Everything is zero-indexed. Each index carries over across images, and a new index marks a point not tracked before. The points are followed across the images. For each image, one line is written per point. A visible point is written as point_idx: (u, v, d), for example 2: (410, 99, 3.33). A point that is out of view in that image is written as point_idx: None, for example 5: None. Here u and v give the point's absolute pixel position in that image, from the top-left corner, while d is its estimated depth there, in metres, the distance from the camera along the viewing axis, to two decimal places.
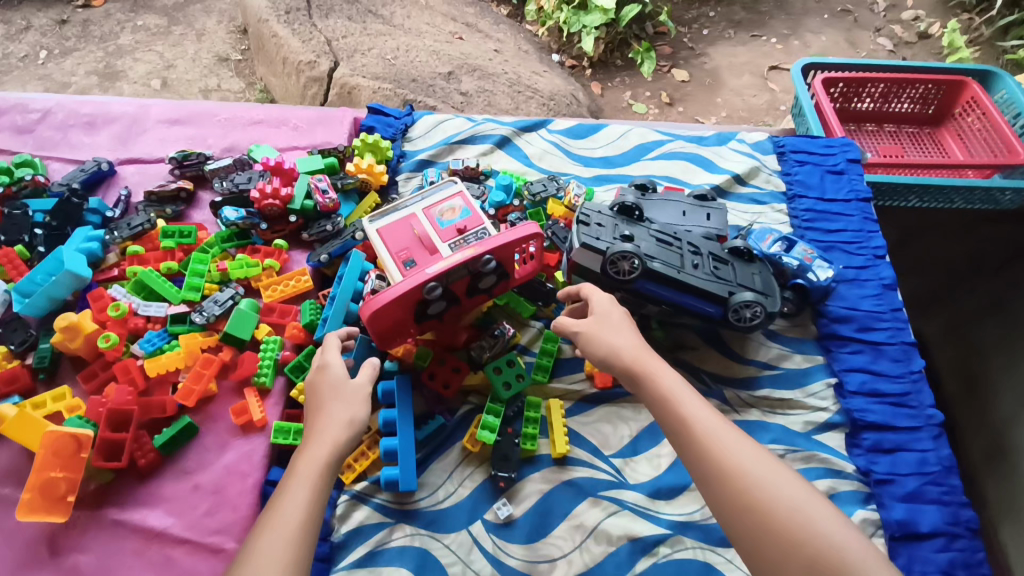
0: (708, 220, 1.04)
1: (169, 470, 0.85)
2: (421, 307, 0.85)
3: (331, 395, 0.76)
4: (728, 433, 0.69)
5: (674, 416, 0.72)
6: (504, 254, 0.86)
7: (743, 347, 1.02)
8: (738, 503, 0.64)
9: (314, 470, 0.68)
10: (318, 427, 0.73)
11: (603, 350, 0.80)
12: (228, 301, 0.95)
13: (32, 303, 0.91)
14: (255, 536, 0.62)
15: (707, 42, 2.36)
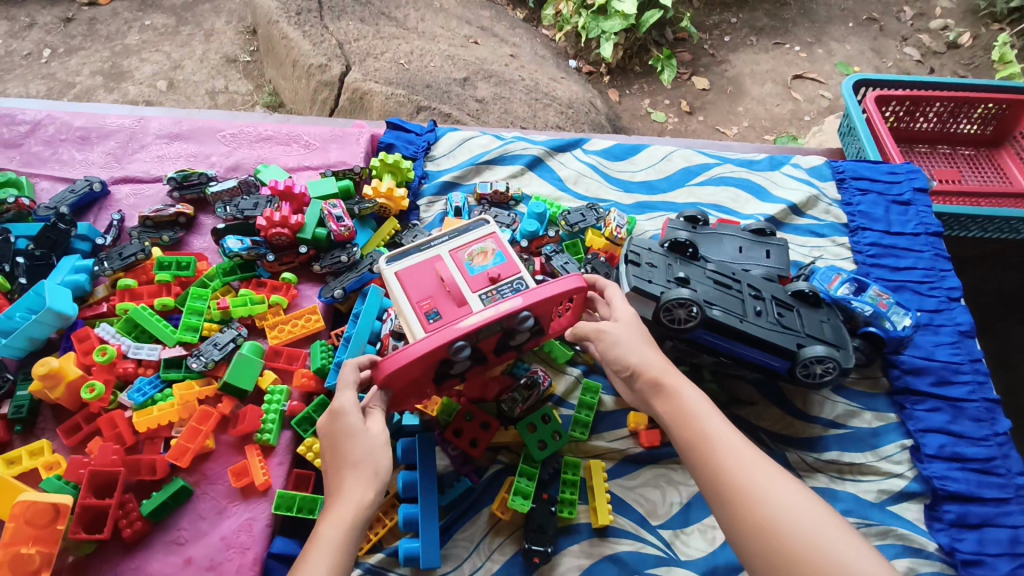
0: (768, 257, 0.91)
1: (158, 540, 0.73)
2: (444, 369, 0.70)
3: (348, 440, 0.62)
4: (755, 458, 0.57)
5: (693, 435, 0.60)
6: (545, 310, 0.72)
7: (805, 402, 0.87)
8: (763, 544, 0.52)
9: (339, 540, 0.56)
10: (338, 485, 0.60)
11: (620, 355, 0.67)
12: (229, 344, 0.83)
13: (9, 343, 0.80)
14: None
15: (730, 49, 2.24)
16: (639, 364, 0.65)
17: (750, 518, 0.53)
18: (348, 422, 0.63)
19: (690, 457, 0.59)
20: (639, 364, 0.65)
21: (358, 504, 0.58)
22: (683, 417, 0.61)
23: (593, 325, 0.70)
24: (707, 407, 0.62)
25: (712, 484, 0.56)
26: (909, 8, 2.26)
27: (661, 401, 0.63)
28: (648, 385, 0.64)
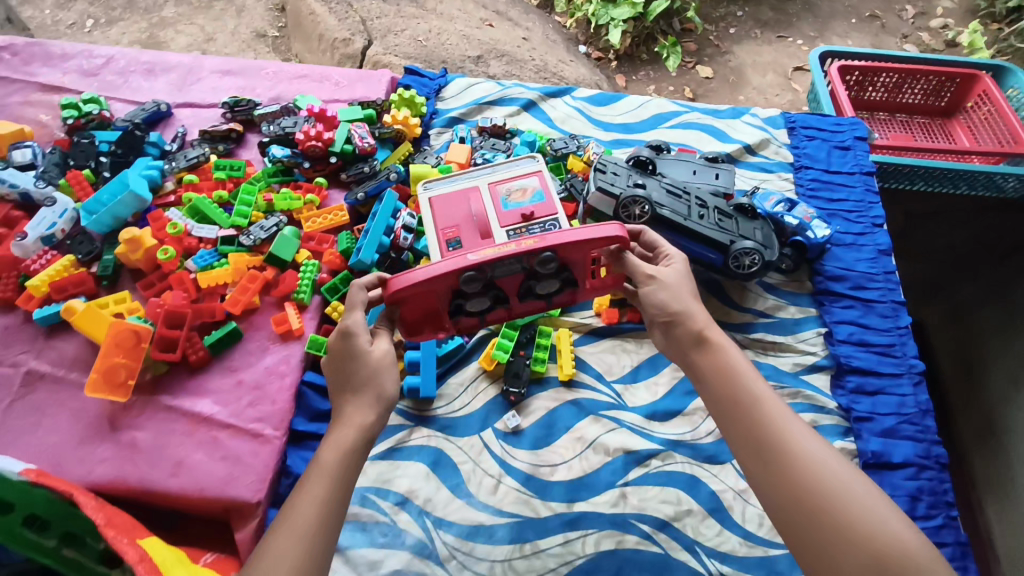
0: (716, 179, 1.09)
1: (216, 367, 0.93)
2: (460, 299, 0.80)
3: (354, 363, 0.71)
4: (796, 418, 0.66)
5: (739, 390, 0.68)
6: (570, 257, 0.80)
7: (741, 296, 1.06)
8: (802, 491, 0.60)
9: (338, 462, 0.65)
10: (347, 410, 0.70)
11: (665, 303, 0.76)
12: (273, 227, 1.03)
13: (99, 219, 1.00)
14: (274, 538, 0.60)
15: (734, 40, 2.39)
16: (684, 320, 0.74)
17: (796, 469, 0.61)
18: (360, 347, 0.72)
19: (735, 410, 0.67)
20: (688, 318, 0.74)
21: (359, 427, 0.68)
22: (729, 374, 0.69)
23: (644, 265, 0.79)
24: (752, 368, 0.70)
25: (754, 434, 0.65)
26: (911, 7, 2.39)
27: (706, 357, 0.71)
28: (691, 339, 0.73)
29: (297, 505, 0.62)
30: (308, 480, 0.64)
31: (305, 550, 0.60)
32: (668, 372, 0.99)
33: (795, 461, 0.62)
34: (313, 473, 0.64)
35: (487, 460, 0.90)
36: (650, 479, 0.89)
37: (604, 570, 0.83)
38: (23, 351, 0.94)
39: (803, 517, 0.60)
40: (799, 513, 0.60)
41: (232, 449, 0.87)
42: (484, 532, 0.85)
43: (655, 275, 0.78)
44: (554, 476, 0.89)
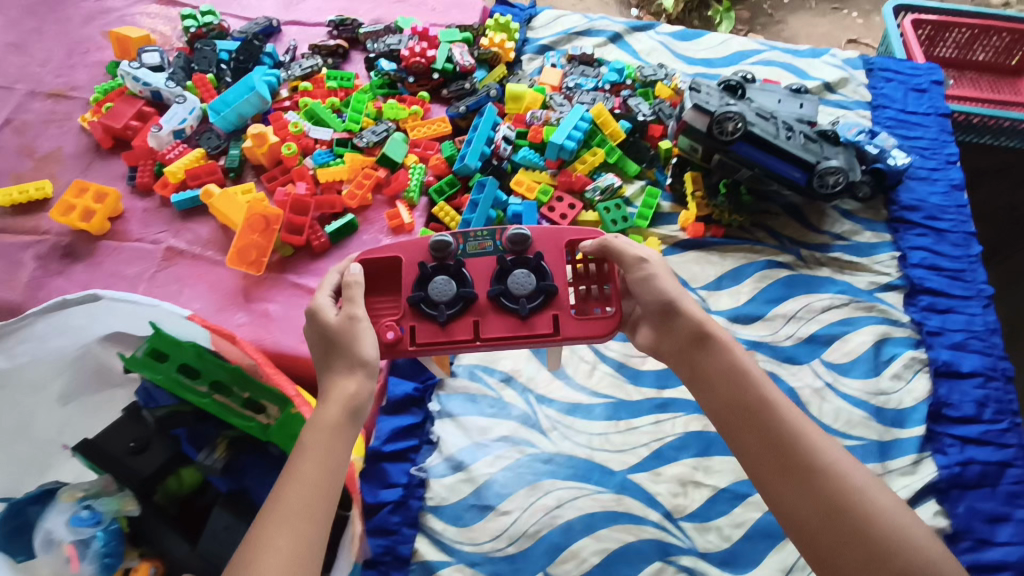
0: (801, 108, 1.12)
1: (335, 254, 1.02)
2: (426, 281, 0.79)
3: (337, 344, 0.70)
4: (802, 416, 0.67)
5: (748, 392, 0.68)
6: (545, 254, 0.80)
7: (819, 219, 1.12)
8: (819, 496, 0.62)
9: (327, 448, 0.64)
10: (332, 387, 0.68)
11: (664, 293, 0.73)
12: (384, 132, 1.10)
13: (226, 116, 1.09)
14: (266, 526, 0.59)
15: (788, 10, 2.06)
16: (686, 314, 0.72)
17: (818, 481, 0.62)
18: (332, 323, 0.71)
19: (745, 412, 0.67)
20: (688, 312, 0.72)
21: (345, 408, 0.67)
22: (738, 374, 0.68)
23: (637, 249, 0.76)
24: (754, 366, 0.70)
25: (766, 439, 0.65)
26: None
27: (711, 356, 0.70)
28: (695, 334, 0.71)
29: (286, 494, 0.61)
30: (298, 466, 0.63)
31: (303, 532, 0.59)
32: (750, 283, 1.05)
33: (812, 467, 0.63)
34: (302, 460, 0.63)
35: (582, 348, 0.99)
36: None
37: (691, 446, 0.91)
38: (162, 230, 1.03)
39: (822, 520, 0.61)
40: (817, 517, 0.61)
41: None
42: (583, 409, 0.94)
43: (650, 261, 0.75)
44: (644, 365, 0.97)
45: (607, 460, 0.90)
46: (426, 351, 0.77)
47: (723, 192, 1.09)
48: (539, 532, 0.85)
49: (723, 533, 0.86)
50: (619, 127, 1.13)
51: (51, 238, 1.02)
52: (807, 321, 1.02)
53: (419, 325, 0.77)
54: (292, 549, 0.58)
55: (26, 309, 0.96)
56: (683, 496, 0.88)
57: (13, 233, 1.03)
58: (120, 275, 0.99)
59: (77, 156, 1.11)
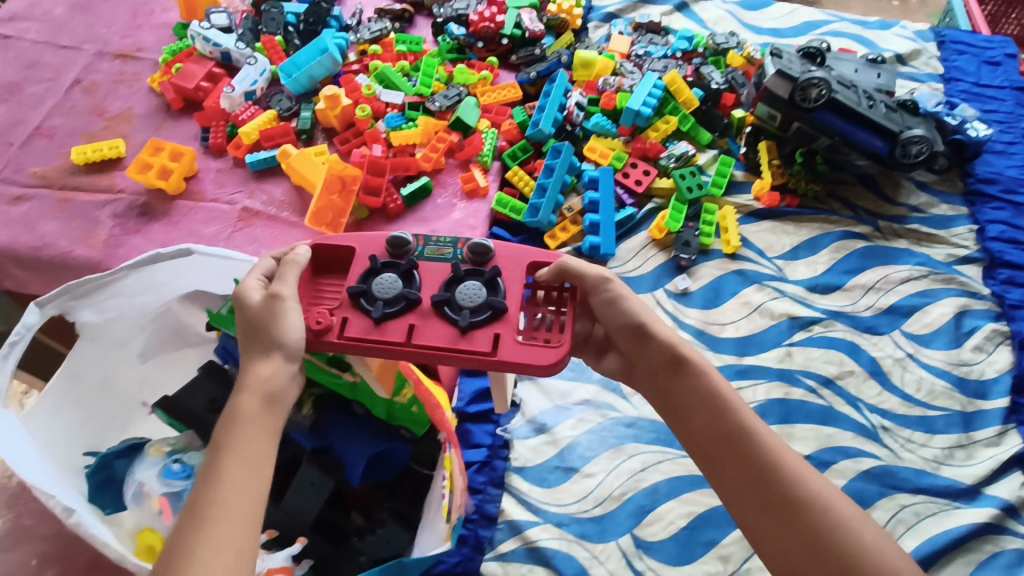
0: (879, 78, 1.11)
1: (410, 217, 1.01)
2: (367, 284, 0.71)
3: (260, 330, 0.65)
4: (786, 444, 0.59)
5: (723, 419, 0.60)
6: (503, 268, 0.72)
7: (895, 191, 1.10)
8: (805, 532, 0.54)
9: (248, 444, 0.58)
10: (248, 375, 0.63)
11: (631, 314, 0.67)
12: (455, 96, 1.09)
13: (298, 78, 1.09)
14: (190, 535, 0.52)
15: None
16: (657, 336, 0.66)
17: (799, 521, 0.55)
18: (254, 304, 0.67)
19: (720, 442, 0.60)
20: (659, 334, 0.66)
21: (263, 396, 0.61)
22: (714, 400, 0.61)
23: (599, 269, 0.70)
24: (732, 389, 0.63)
25: (744, 470, 0.58)
26: None
27: (685, 382, 0.63)
28: (665, 359, 0.64)
29: (206, 498, 0.54)
30: (219, 469, 0.56)
31: (235, 539, 0.53)
32: (826, 254, 1.04)
33: (797, 499, 0.55)
34: (222, 461, 0.57)
35: (661, 315, 0.98)
36: (813, 342, 0.96)
37: (773, 413, 0.90)
38: (236, 191, 1.03)
39: (809, 559, 0.54)
40: (804, 558, 0.54)
41: None
42: None
43: (615, 281, 0.68)
44: (723, 333, 0.96)
45: None
46: (354, 348, 0.68)
47: (800, 160, 1.08)
48: (624, 495, 0.85)
49: None
50: (692, 95, 1.11)
51: (127, 197, 1.02)
52: (886, 292, 1.01)
53: (352, 318, 0.69)
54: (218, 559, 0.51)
55: (106, 266, 0.97)
56: None
57: (89, 191, 1.03)
58: (198, 234, 0.99)
59: (149, 117, 1.11)
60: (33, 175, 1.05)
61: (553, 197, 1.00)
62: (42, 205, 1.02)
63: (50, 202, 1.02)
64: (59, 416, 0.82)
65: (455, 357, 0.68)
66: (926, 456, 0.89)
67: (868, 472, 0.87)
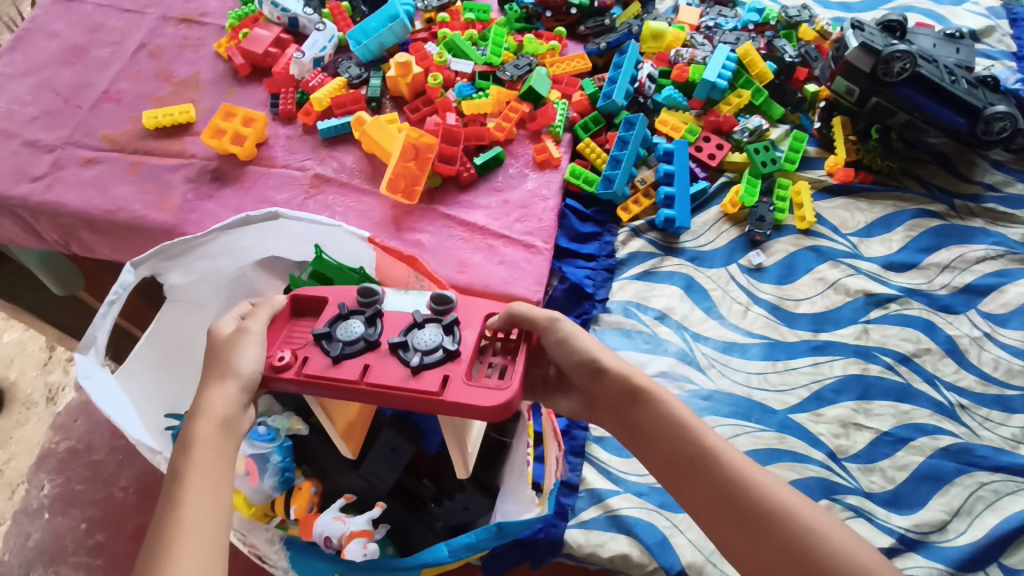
0: (957, 53, 1.08)
1: (482, 187, 1.01)
2: (328, 328, 0.67)
3: (223, 356, 0.62)
4: (747, 457, 0.55)
5: (678, 443, 0.56)
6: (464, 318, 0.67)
7: (969, 169, 1.08)
8: (779, 545, 0.50)
9: (205, 467, 0.53)
10: (200, 401, 0.58)
11: (584, 351, 0.63)
12: (526, 66, 1.09)
13: (368, 45, 1.09)
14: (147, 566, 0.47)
15: None
16: (611, 371, 0.62)
17: (764, 541, 0.51)
18: (222, 336, 0.64)
19: (684, 467, 0.55)
20: (612, 367, 0.62)
21: (219, 419, 0.57)
22: (675, 426, 0.57)
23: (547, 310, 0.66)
24: (688, 411, 0.59)
25: (713, 493, 0.54)
26: None
27: (644, 411, 0.59)
28: (618, 391, 0.61)
29: (166, 525, 0.50)
30: (178, 491, 0.52)
31: (199, 564, 0.48)
32: (901, 231, 1.03)
33: (759, 516, 0.51)
34: (182, 484, 0.52)
35: (735, 290, 0.98)
36: (889, 319, 0.95)
37: (851, 389, 0.90)
38: (307, 158, 1.03)
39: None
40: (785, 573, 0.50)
41: (509, 255, 0.95)
42: (738, 348, 0.93)
43: (565, 322, 0.65)
44: (799, 309, 0.96)
45: (766, 399, 0.89)
46: (309, 387, 0.64)
47: (875, 136, 1.08)
48: None
49: (887, 475, 0.85)
50: (766, 67, 1.10)
51: (199, 161, 1.02)
52: (962, 271, 1.00)
53: (310, 356, 0.65)
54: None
55: (181, 230, 0.96)
56: (845, 438, 0.87)
57: (160, 155, 1.03)
58: (270, 200, 0.99)
59: (217, 83, 1.11)
60: (102, 138, 1.04)
61: (627, 169, 1.01)
62: (113, 168, 1.01)
63: (121, 165, 1.02)
64: (144, 376, 0.82)
65: (405, 399, 0.62)
66: (1005, 434, 0.88)
67: (946, 449, 0.86)
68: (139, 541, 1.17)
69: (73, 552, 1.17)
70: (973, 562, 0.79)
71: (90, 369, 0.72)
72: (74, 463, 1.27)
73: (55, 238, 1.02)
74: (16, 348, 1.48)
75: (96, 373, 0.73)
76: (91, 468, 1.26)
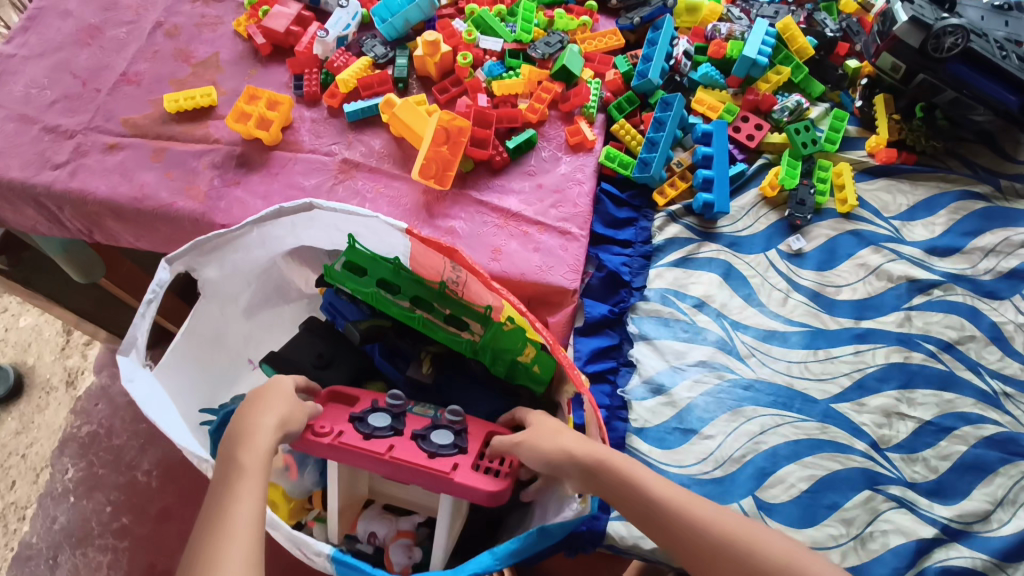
0: (1007, 27, 1.03)
1: (515, 171, 0.99)
2: (361, 418, 0.76)
3: (274, 392, 0.68)
4: (690, 496, 0.60)
5: (637, 506, 0.61)
6: (471, 427, 0.78)
7: (1015, 148, 1.04)
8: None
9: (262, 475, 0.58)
10: (255, 421, 0.64)
11: (543, 455, 0.67)
12: (558, 44, 1.06)
13: (395, 21, 1.06)
14: (207, 547, 0.51)
15: None
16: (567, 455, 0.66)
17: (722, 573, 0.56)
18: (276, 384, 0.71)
19: (641, 526, 0.60)
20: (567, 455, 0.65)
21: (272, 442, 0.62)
22: (628, 489, 0.61)
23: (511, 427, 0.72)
24: (636, 466, 0.63)
25: (670, 541, 0.59)
26: None
27: (602, 483, 0.63)
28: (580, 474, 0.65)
29: (226, 516, 0.53)
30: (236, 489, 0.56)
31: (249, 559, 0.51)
32: (944, 214, 1.00)
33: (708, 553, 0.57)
34: (240, 483, 0.56)
35: (775, 276, 0.96)
36: (933, 306, 0.93)
37: (894, 378, 0.89)
38: (334, 142, 1.00)
39: None
40: None
41: (544, 242, 0.92)
42: (779, 337, 0.91)
43: (523, 437, 0.71)
44: (840, 296, 0.94)
45: (807, 388, 0.88)
46: (337, 452, 0.73)
47: (919, 114, 1.05)
48: (745, 457, 0.83)
49: (930, 465, 0.84)
50: (807, 42, 1.07)
51: (224, 146, 1.00)
52: (1006, 255, 0.97)
53: (345, 430, 0.75)
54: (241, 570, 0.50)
55: (209, 218, 0.94)
56: (888, 428, 0.86)
57: (183, 141, 1.00)
58: (298, 186, 0.97)
59: (237, 63, 1.08)
60: (124, 123, 1.01)
61: (664, 151, 0.99)
62: (137, 154, 0.99)
63: (145, 151, 0.99)
64: (179, 372, 0.81)
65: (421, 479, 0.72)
66: None
67: (990, 439, 0.85)
68: (164, 524, 1.20)
69: (99, 534, 1.20)
70: (1017, 552, 0.78)
71: (132, 371, 0.71)
72: (95, 448, 1.28)
73: (79, 226, 1.00)
74: (32, 333, 1.44)
75: (138, 375, 0.72)
76: (113, 452, 1.27)
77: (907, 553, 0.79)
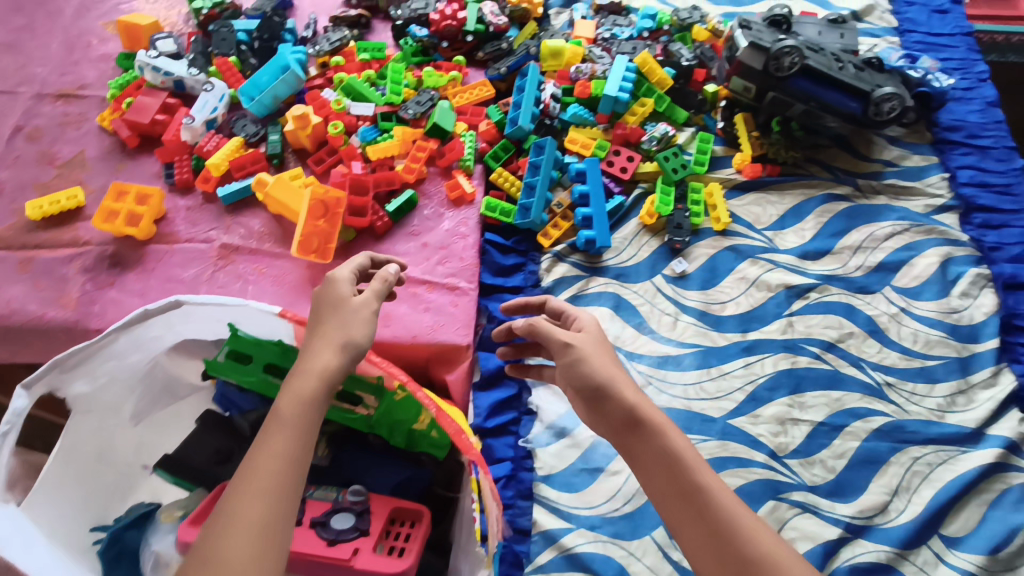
0: (843, 38, 1.11)
1: (399, 232, 0.99)
2: None
3: (335, 313, 0.65)
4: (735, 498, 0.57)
5: (678, 477, 0.57)
6: (376, 504, 0.76)
7: (867, 147, 1.11)
8: None
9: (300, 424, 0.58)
10: (308, 358, 0.62)
11: (591, 375, 0.63)
12: (428, 102, 1.08)
13: (262, 99, 1.06)
14: (234, 501, 0.53)
15: None
16: (618, 399, 0.62)
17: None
18: (344, 291, 0.67)
19: (673, 497, 0.57)
20: (618, 393, 0.62)
21: (318, 376, 0.61)
22: (671, 460, 0.58)
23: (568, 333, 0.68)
24: (687, 445, 0.60)
25: (698, 529, 0.55)
26: None
27: (642, 442, 0.60)
28: (622, 420, 0.61)
29: (258, 466, 0.55)
30: (271, 439, 0.56)
31: (269, 516, 0.53)
32: (812, 219, 1.05)
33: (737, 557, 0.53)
34: (277, 433, 0.57)
35: (663, 301, 0.98)
36: (812, 309, 0.97)
37: (784, 385, 0.92)
38: (211, 227, 0.99)
39: None
40: None
41: (434, 301, 0.93)
42: (673, 361, 0.94)
43: (576, 344, 0.66)
44: (726, 312, 0.97)
45: (705, 408, 0.90)
46: None
47: (776, 128, 1.11)
48: None
49: (828, 465, 0.87)
50: (665, 74, 1.12)
51: (95, 247, 0.97)
52: (872, 250, 1.03)
53: None
54: (255, 530, 0.52)
55: (83, 325, 0.91)
56: (783, 435, 0.89)
57: (52, 247, 0.97)
58: (177, 278, 0.95)
59: (103, 159, 1.05)
60: None
61: (541, 195, 1.01)
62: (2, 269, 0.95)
63: (10, 263, 0.95)
64: (61, 495, 0.77)
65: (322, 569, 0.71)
66: (930, 406, 0.91)
67: (880, 430, 0.89)
68: None
69: None
70: (915, 538, 0.82)
71: None
72: None
73: None
74: None
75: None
76: None
77: (816, 559, 0.81)
